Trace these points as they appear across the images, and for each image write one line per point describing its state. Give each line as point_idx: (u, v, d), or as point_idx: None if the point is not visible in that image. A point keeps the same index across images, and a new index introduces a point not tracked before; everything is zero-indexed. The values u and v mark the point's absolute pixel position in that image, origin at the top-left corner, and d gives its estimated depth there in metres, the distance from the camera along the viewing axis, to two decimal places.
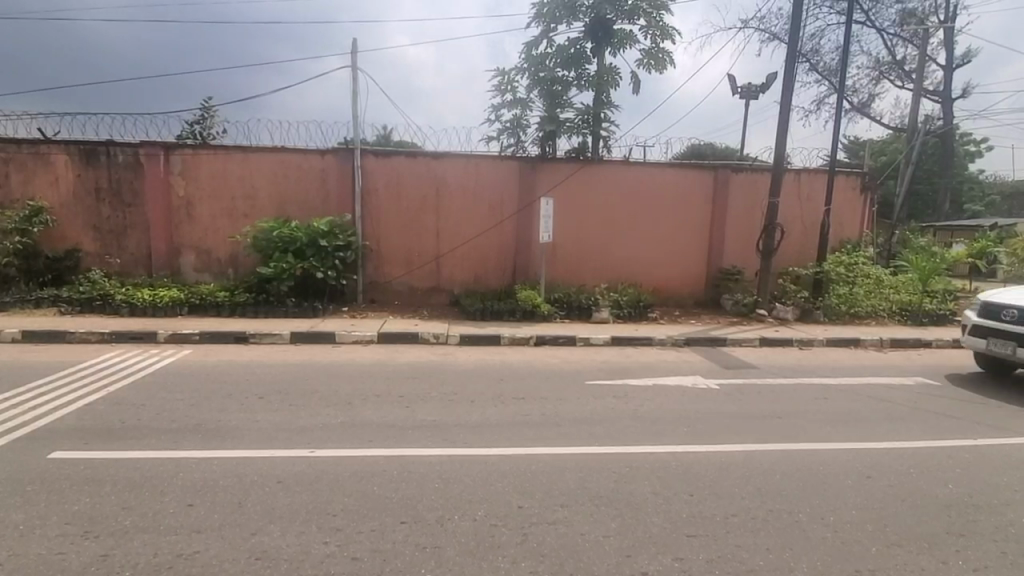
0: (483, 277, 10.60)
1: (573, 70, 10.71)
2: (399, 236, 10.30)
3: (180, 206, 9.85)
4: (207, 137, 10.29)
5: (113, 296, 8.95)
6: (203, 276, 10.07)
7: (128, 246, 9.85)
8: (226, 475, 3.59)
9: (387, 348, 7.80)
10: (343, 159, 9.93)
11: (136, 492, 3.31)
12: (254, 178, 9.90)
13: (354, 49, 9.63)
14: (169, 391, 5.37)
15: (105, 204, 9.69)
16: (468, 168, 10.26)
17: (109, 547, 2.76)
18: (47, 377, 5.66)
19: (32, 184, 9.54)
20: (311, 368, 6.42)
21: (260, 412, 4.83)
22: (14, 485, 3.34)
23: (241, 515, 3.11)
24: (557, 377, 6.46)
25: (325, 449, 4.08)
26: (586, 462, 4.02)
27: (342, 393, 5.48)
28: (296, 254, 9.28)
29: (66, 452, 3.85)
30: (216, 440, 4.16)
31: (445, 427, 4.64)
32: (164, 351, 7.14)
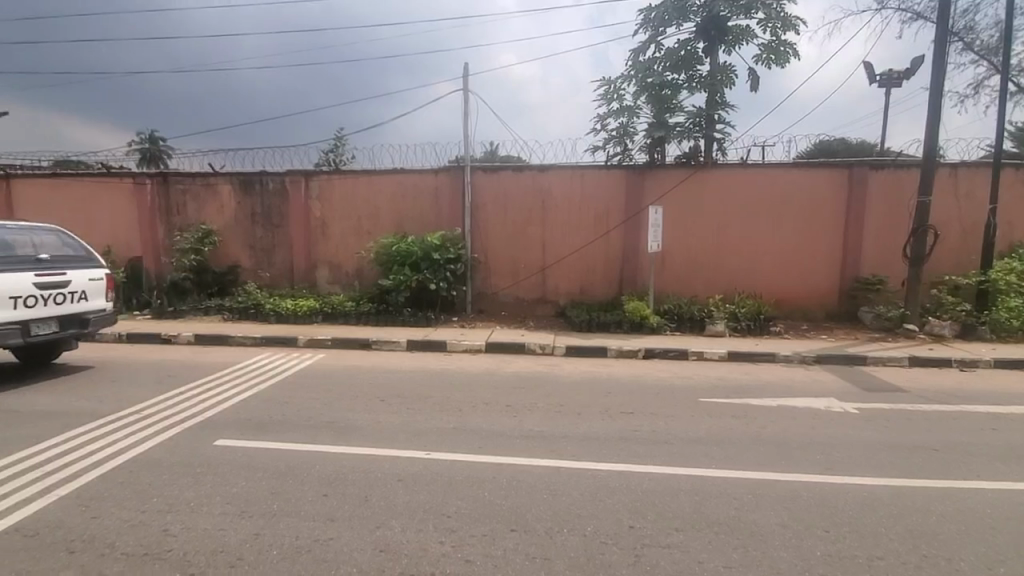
0: (589, 288, 10.51)
1: (683, 72, 10.32)
2: (507, 249, 10.59)
3: (316, 225, 11.04)
4: (338, 162, 11.44)
5: (262, 306, 10.26)
6: (334, 288, 11.17)
7: (276, 262, 11.25)
8: (353, 470, 3.92)
9: (495, 358, 8.02)
10: (454, 177, 10.48)
11: (281, 480, 3.73)
12: (377, 198, 10.83)
13: (465, 74, 10.17)
14: (305, 391, 5.99)
15: (258, 226, 11.18)
16: (574, 179, 10.29)
17: (261, 527, 3.15)
18: (212, 375, 6.65)
19: (203, 210, 11.28)
20: (426, 375, 6.80)
21: (381, 414, 5.21)
22: (189, 466, 3.94)
23: (367, 509, 3.37)
24: (668, 393, 6.15)
25: (438, 452, 4.29)
26: (702, 485, 3.77)
27: (453, 400, 5.73)
28: (412, 267, 9.92)
29: (229, 440, 4.47)
30: (345, 437, 4.57)
31: (552, 438, 4.64)
32: (303, 354, 8.04)
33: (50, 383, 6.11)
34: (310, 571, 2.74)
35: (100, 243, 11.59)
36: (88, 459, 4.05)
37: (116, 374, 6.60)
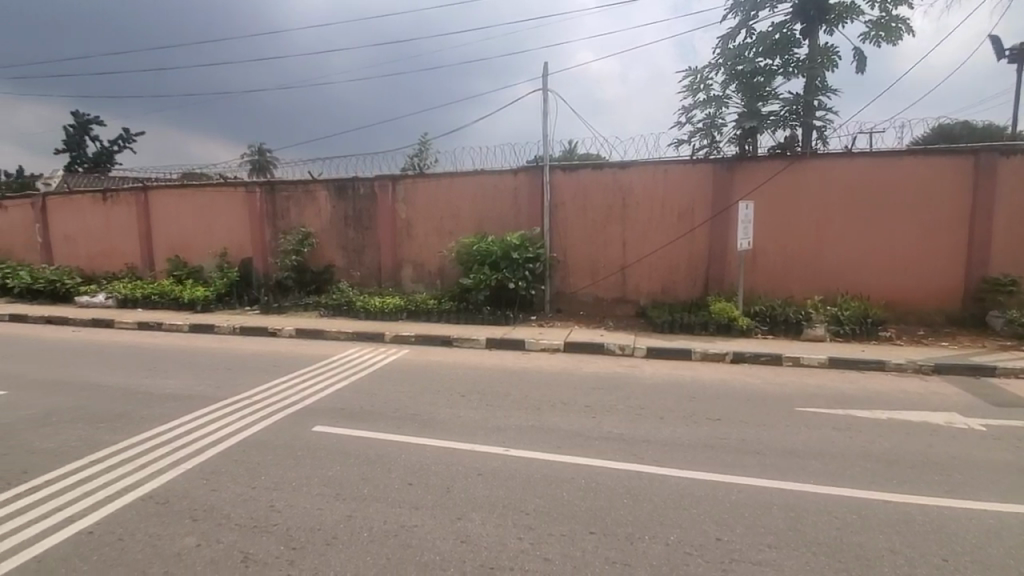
0: (672, 288, 10.12)
1: (778, 57, 9.63)
2: (586, 247, 10.48)
3: (402, 227, 11.59)
4: (422, 166, 11.94)
5: (354, 303, 10.95)
6: (418, 286, 11.67)
7: (365, 262, 11.95)
8: (436, 462, 4.07)
9: (573, 357, 7.96)
10: (533, 177, 10.54)
11: (370, 467, 3.96)
12: (458, 199, 11.16)
13: (544, 73, 10.21)
14: (391, 384, 6.31)
15: (350, 228, 11.94)
16: (656, 176, 9.96)
17: (353, 509, 3.36)
18: (310, 366, 7.20)
19: (303, 214, 12.24)
20: (504, 373, 6.90)
21: (462, 409, 5.37)
22: (291, 449, 4.30)
23: (449, 499, 3.48)
24: (759, 400, 5.77)
25: (518, 449, 4.34)
26: (799, 501, 3.50)
27: (531, 398, 5.76)
28: (492, 266, 10.11)
29: (325, 426, 4.83)
30: (429, 430, 4.75)
31: (633, 441, 4.52)
32: (389, 349, 8.50)
33: (178, 369, 6.92)
34: (396, 555, 2.88)
35: (218, 245, 12.97)
36: (209, 438, 4.55)
37: (230, 363, 7.35)
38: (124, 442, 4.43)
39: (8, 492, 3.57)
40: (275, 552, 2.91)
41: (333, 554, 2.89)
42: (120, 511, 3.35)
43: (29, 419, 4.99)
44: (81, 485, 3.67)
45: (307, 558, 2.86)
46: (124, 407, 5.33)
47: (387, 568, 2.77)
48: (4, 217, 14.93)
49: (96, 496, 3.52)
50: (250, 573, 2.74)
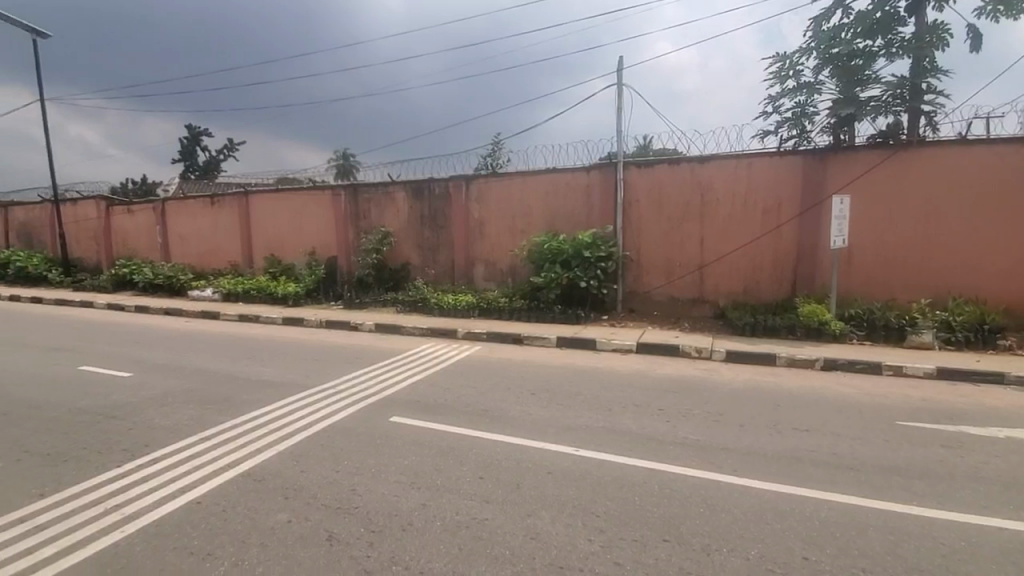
0: (754, 288, 9.56)
1: (879, 37, 8.77)
2: (661, 246, 10.14)
3: (475, 226, 11.83)
4: (495, 165, 12.12)
5: (428, 300, 11.34)
6: (490, 285, 11.85)
7: (439, 260, 12.33)
8: (507, 457, 4.13)
9: (645, 359, 7.74)
10: (606, 174, 10.37)
11: (443, 459, 4.09)
12: (530, 198, 11.22)
13: (619, 68, 10.01)
14: (463, 379, 6.47)
15: (426, 227, 12.38)
16: (738, 170, 9.44)
17: (426, 498, 3.48)
18: (388, 360, 7.56)
19: (382, 215, 12.84)
20: (574, 372, 6.85)
21: (532, 406, 5.39)
22: (370, 437, 4.54)
23: (519, 496, 3.52)
24: (853, 411, 5.30)
25: (588, 450, 4.30)
26: (899, 523, 3.18)
27: (601, 399, 5.68)
28: (563, 265, 10.07)
29: (402, 417, 5.05)
30: (500, 426, 4.82)
31: (711, 449, 4.32)
32: (462, 345, 8.73)
33: (272, 358, 7.53)
34: (468, 546, 2.95)
35: (307, 244, 13.94)
36: (299, 423, 4.92)
37: (317, 354, 7.88)
38: (227, 423, 4.89)
39: (134, 462, 4.06)
40: (356, 534, 3.08)
41: (409, 540, 3.02)
42: (223, 485, 3.71)
43: (150, 399, 5.64)
44: (191, 460, 4.11)
45: (384, 542, 3.00)
46: (227, 392, 5.88)
47: (460, 558, 2.84)
48: (131, 220, 16.94)
49: (203, 470, 3.92)
50: (334, 551, 2.92)
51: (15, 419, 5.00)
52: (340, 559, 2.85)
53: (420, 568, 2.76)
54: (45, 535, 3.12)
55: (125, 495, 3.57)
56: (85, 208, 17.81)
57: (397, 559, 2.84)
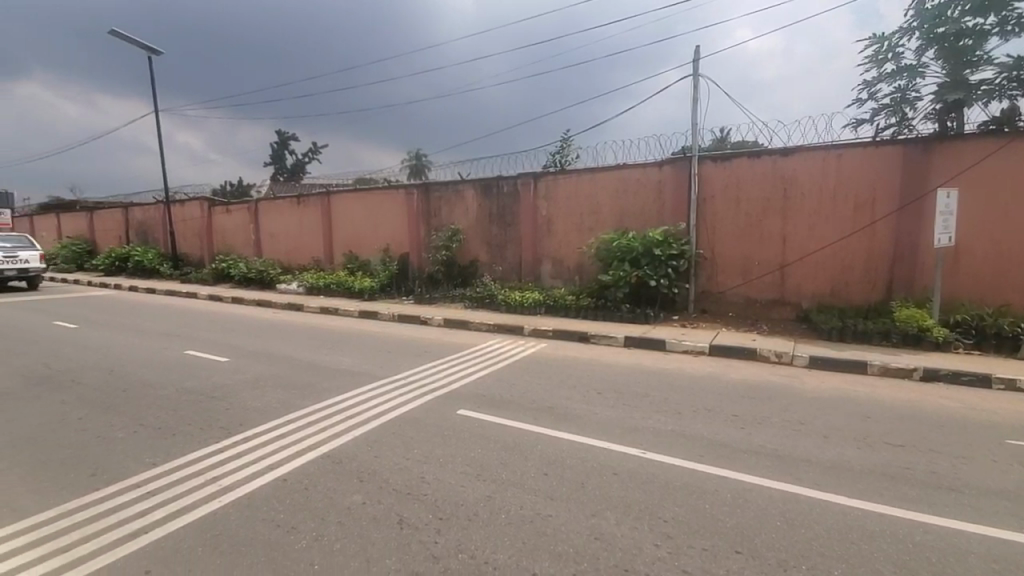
0: (843, 290, 8.86)
1: (994, 14, 7.78)
2: (738, 243, 9.64)
3: (543, 223, 11.84)
4: (564, 162, 12.06)
5: (495, 297, 11.51)
6: (556, 282, 11.83)
7: (507, 257, 12.48)
8: (572, 456, 4.12)
9: (718, 362, 7.41)
10: (680, 169, 10.01)
11: (508, 453, 4.14)
12: (599, 194, 11.06)
13: (695, 58, 9.62)
14: (529, 376, 6.52)
15: (494, 225, 12.56)
16: (826, 162, 8.78)
17: (492, 490, 3.56)
18: (456, 354, 7.76)
19: (453, 213, 13.17)
20: (642, 373, 6.68)
21: (598, 406, 5.33)
22: (440, 428, 4.69)
23: (584, 494, 3.50)
24: (957, 427, 4.78)
25: (655, 453, 4.19)
26: (1013, 553, 2.84)
27: (670, 402, 5.50)
28: (632, 263, 9.85)
29: (470, 411, 5.17)
30: (565, 424, 4.81)
31: (790, 460, 4.07)
32: (527, 342, 8.79)
33: (350, 349, 7.98)
34: (532, 541, 2.97)
35: (382, 241, 14.59)
36: (373, 411, 5.18)
37: (390, 346, 8.26)
38: (310, 408, 5.24)
39: (229, 439, 4.47)
40: (425, 519, 3.21)
41: (475, 530, 3.09)
42: (305, 465, 3.99)
43: (243, 382, 6.16)
44: (278, 440, 4.45)
45: (451, 530, 3.09)
46: (310, 379, 6.31)
47: (524, 552, 2.88)
48: (230, 219, 18.54)
49: (288, 450, 4.24)
50: (405, 533, 3.06)
51: (133, 395, 5.65)
52: (410, 542, 2.98)
53: (485, 558, 2.82)
54: (156, 500, 3.50)
55: (221, 469, 3.93)
56: (191, 208, 19.72)
57: (463, 548, 2.92)
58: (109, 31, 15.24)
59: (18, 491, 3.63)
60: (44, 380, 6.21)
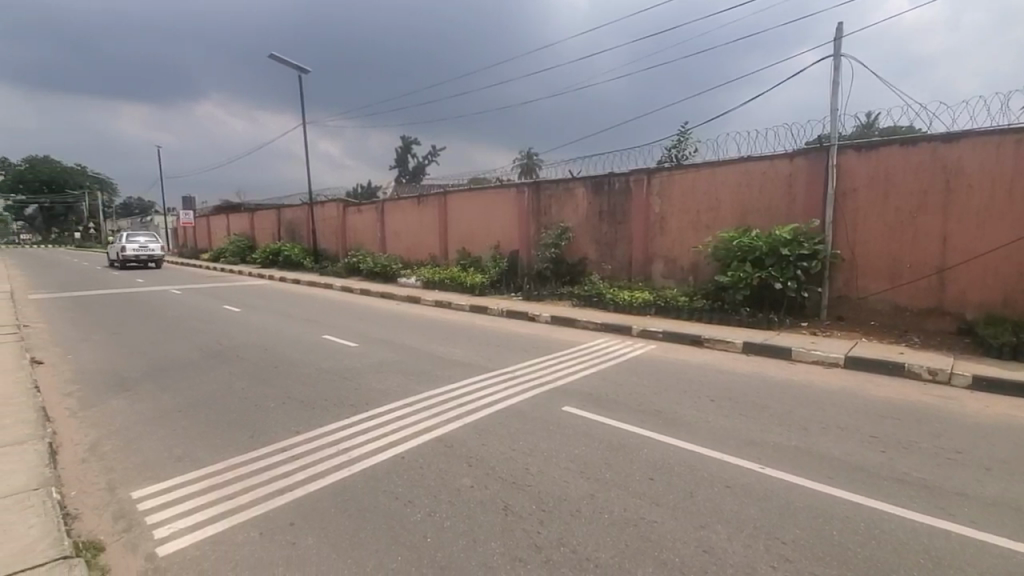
0: (1020, 300, 7.41)
1: None
2: (884, 243, 8.51)
3: (656, 221, 11.44)
4: (680, 157, 11.54)
5: (603, 295, 11.37)
6: (668, 282, 11.36)
7: (617, 256, 12.26)
8: (681, 463, 3.98)
9: (855, 376, 6.62)
10: (814, 160, 9.09)
11: (613, 454, 4.12)
12: (718, 190, 10.42)
13: (837, 37, 8.65)
14: (635, 377, 6.38)
15: (604, 223, 12.41)
16: (1003, 148, 7.39)
17: (595, 490, 3.56)
18: (564, 351, 7.84)
19: (563, 210, 13.23)
20: (761, 382, 6.21)
21: (712, 414, 5.06)
22: (545, 423, 4.79)
23: (692, 504, 3.37)
24: None
25: (774, 469, 3.89)
26: None
27: (793, 415, 5.05)
28: (754, 263, 9.15)
29: (574, 408, 5.21)
30: (674, 429, 4.65)
31: (942, 491, 3.54)
32: (635, 343, 8.57)
33: (462, 342, 8.41)
34: (635, 545, 2.94)
35: (494, 238, 15.10)
36: (483, 401, 5.43)
37: (499, 341, 8.56)
38: (427, 394, 5.64)
39: (357, 416, 4.98)
40: (529, 510, 3.31)
41: (577, 526, 3.13)
42: (422, 445, 4.33)
43: (368, 366, 6.80)
44: (398, 420, 4.87)
45: (553, 522, 3.16)
46: (427, 367, 6.77)
47: (626, 554, 2.86)
48: (361, 218, 20.43)
49: (407, 431, 4.62)
50: (509, 520, 3.19)
51: (282, 372, 6.53)
52: (514, 529, 3.10)
53: (586, 555, 2.85)
54: (299, 463, 4.04)
55: (351, 442, 4.41)
56: (329, 208, 22.06)
57: (565, 541, 2.97)
58: (270, 55, 18.13)
59: (200, 443, 4.40)
60: (216, 354, 7.43)
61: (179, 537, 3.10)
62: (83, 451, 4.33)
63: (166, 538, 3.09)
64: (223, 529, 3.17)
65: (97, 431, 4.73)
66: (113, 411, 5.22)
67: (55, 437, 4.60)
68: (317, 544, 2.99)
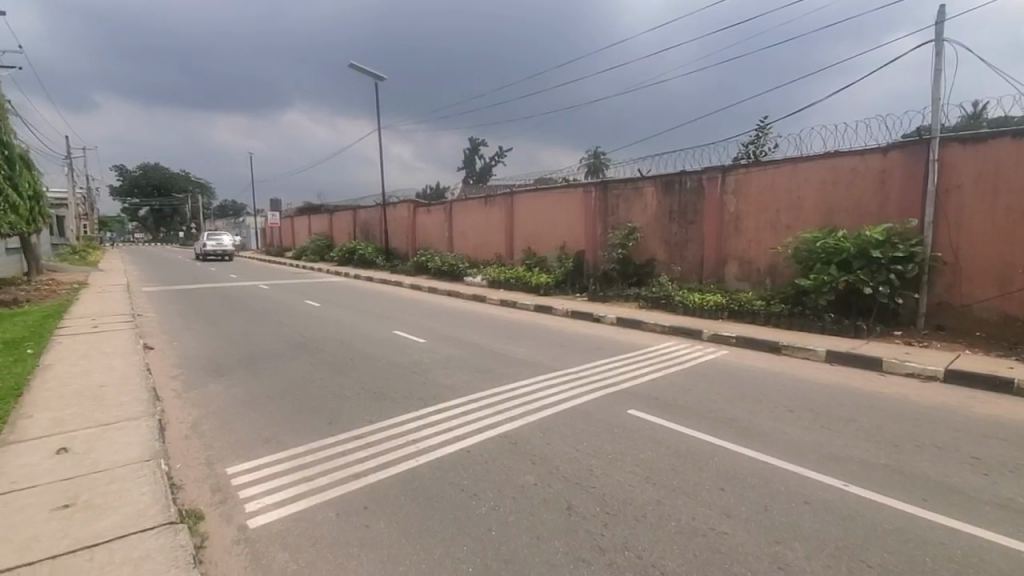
0: None
1: None
2: (994, 245, 7.62)
3: (730, 220, 10.94)
4: (759, 153, 10.96)
5: (672, 297, 11.02)
6: (743, 285, 10.83)
7: (687, 257, 11.84)
8: (755, 474, 3.79)
9: (958, 391, 5.99)
10: (912, 154, 8.32)
11: (681, 461, 3.99)
12: (801, 187, 9.79)
13: (941, 18, 7.86)
14: (707, 383, 6.12)
15: (674, 223, 12.02)
16: None
17: (663, 496, 3.47)
18: (631, 353, 7.69)
19: (631, 210, 12.96)
20: (847, 394, 5.77)
21: (790, 425, 4.78)
22: (610, 425, 4.73)
23: (768, 518, 3.20)
24: None
25: (859, 487, 3.61)
26: None
27: (883, 431, 4.65)
28: (840, 266, 8.52)
29: (640, 412, 5.10)
30: (748, 439, 4.44)
31: None
32: (706, 348, 8.23)
33: (527, 341, 8.46)
34: (704, 555, 2.84)
35: (560, 238, 15.06)
36: (548, 401, 5.44)
37: (564, 341, 8.53)
38: (492, 391, 5.73)
39: (426, 410, 5.16)
40: (593, 511, 3.29)
41: (643, 531, 3.07)
42: (487, 441, 4.42)
43: (437, 362, 7.02)
44: (465, 415, 5.00)
45: (618, 526, 3.13)
46: (492, 364, 6.88)
47: (695, 564, 2.77)
48: (430, 218, 21.08)
49: (473, 426, 4.73)
50: (573, 520, 3.19)
51: (357, 364, 6.88)
52: (577, 530, 3.09)
53: (652, 561, 2.79)
54: (372, 451, 4.25)
55: (419, 433, 4.58)
56: (401, 209, 22.94)
57: (630, 546, 2.93)
58: (349, 65, 19.40)
59: (285, 428, 4.74)
60: (299, 346, 7.96)
61: (266, 512, 3.37)
62: (186, 429, 4.80)
63: (255, 512, 3.37)
64: (304, 508, 3.41)
65: (198, 412, 5.21)
66: (212, 393, 5.75)
67: (164, 414, 5.14)
68: (388, 529, 3.13)
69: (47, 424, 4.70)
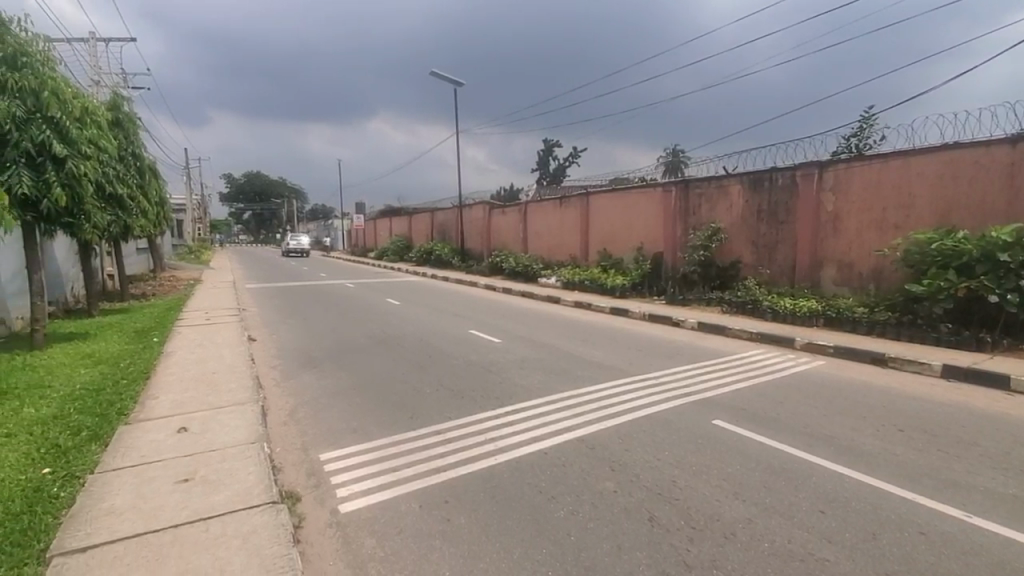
0: None
1: None
2: None
3: (828, 220, 10.10)
4: (862, 147, 10.04)
5: (759, 302, 10.37)
6: (842, 290, 9.96)
7: (777, 259, 11.09)
8: (859, 498, 3.45)
9: None
10: None
11: (773, 478, 3.73)
12: (912, 183, 8.85)
13: None
14: (802, 396, 5.67)
15: (763, 223, 11.30)
16: None
17: (753, 514, 3.26)
18: (715, 360, 7.30)
19: (715, 210, 12.34)
20: (969, 414, 5.12)
21: (901, 446, 4.32)
22: (693, 435, 4.52)
23: (875, 547, 2.91)
24: None
25: (986, 519, 3.19)
26: None
27: (1016, 458, 4.07)
28: (961, 270, 7.59)
29: (726, 423, 4.82)
30: (850, 459, 4.05)
31: None
32: (800, 357, 7.64)
33: (604, 344, 8.31)
34: None
35: (637, 239, 14.66)
36: (626, 406, 5.29)
37: (642, 345, 8.28)
38: (569, 394, 5.67)
39: (503, 409, 5.21)
40: (677, 524, 3.15)
41: (731, 550, 2.90)
42: (563, 444, 4.37)
43: (513, 362, 7.07)
44: (541, 417, 4.99)
45: (704, 542, 2.97)
46: (568, 366, 6.82)
47: None
48: (505, 219, 21.34)
49: (550, 428, 4.70)
50: (655, 532, 3.08)
51: (436, 362, 7.09)
52: (660, 542, 2.98)
53: None
54: (451, 447, 4.36)
55: (498, 432, 4.63)
56: (477, 210, 23.42)
57: (718, 564, 2.78)
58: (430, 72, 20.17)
59: (371, 420, 4.97)
60: (383, 342, 8.34)
61: (355, 499, 3.56)
62: (284, 416, 5.19)
63: (345, 498, 3.57)
64: (389, 498, 3.56)
65: (294, 401, 5.61)
66: (305, 384, 6.17)
67: (265, 401, 5.58)
68: (468, 525, 3.19)
69: (170, 405, 5.27)
